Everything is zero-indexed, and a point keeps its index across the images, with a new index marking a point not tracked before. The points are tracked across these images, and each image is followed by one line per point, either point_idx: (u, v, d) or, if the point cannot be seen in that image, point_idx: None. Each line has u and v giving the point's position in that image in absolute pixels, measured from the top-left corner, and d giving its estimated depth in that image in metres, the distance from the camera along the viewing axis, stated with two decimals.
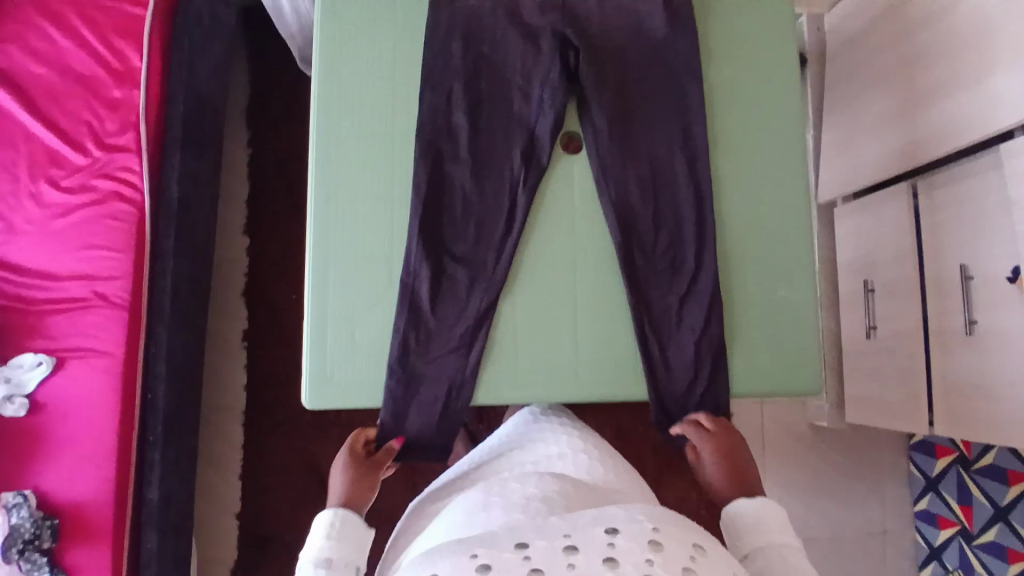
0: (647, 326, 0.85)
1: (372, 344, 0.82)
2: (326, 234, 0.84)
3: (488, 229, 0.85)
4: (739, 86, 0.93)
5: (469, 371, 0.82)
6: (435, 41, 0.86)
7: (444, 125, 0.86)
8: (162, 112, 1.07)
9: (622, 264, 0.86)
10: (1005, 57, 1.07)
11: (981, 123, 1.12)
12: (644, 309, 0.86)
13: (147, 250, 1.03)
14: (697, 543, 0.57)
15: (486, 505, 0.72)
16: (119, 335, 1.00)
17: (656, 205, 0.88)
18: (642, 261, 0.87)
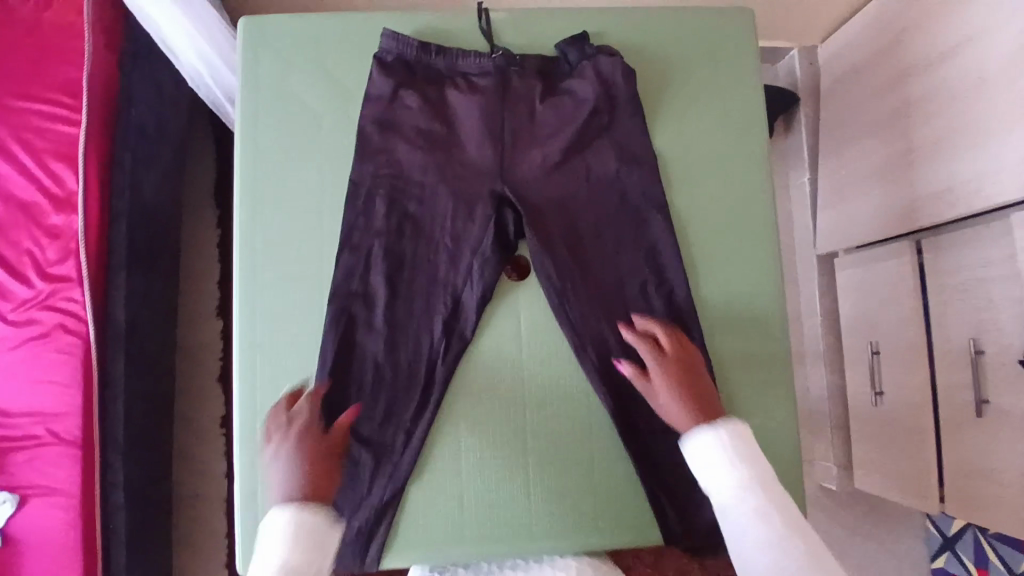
0: (659, 485, 0.77)
1: None
2: (249, 396, 0.78)
3: (395, 407, 0.77)
4: (695, 201, 0.89)
5: (367, 563, 0.76)
6: (357, 198, 0.80)
7: (358, 289, 0.79)
8: (104, 232, 1.03)
9: (618, 420, 0.77)
10: (1014, 118, 0.97)
11: (988, 187, 1.02)
12: (652, 465, 0.77)
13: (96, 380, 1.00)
14: None
15: None
16: (73, 472, 0.98)
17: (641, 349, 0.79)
18: (642, 413, 0.78)
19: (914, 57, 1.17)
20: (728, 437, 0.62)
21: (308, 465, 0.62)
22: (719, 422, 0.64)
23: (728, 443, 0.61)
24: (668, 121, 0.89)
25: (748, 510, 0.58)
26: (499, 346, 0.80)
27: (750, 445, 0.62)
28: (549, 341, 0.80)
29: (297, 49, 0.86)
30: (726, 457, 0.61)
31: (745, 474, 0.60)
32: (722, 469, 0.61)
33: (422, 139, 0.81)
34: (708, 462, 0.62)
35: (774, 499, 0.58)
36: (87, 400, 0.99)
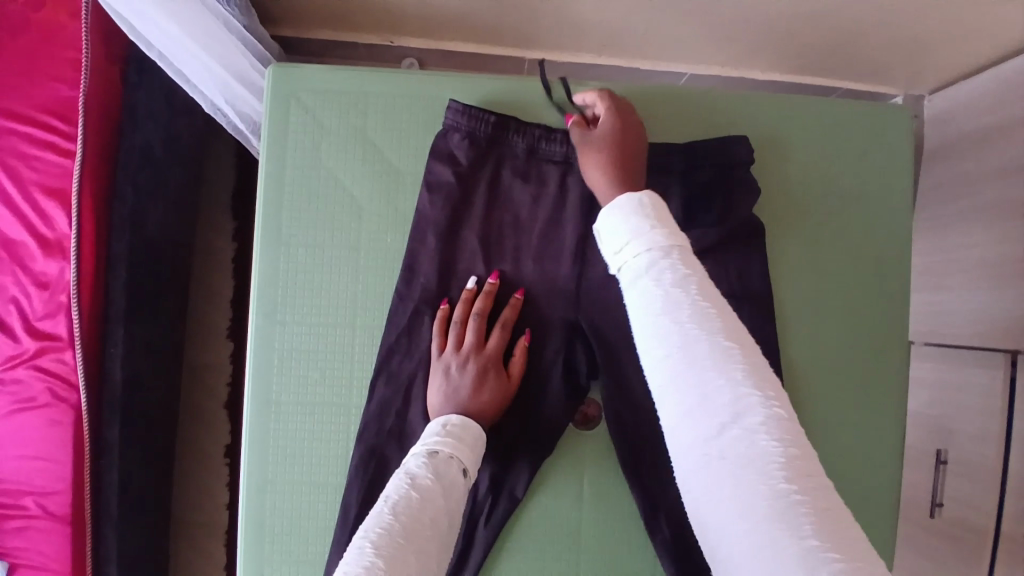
0: None
1: None
2: (260, 534, 0.67)
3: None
4: (820, 332, 0.72)
5: None
6: (401, 315, 0.66)
7: (394, 429, 0.66)
8: (101, 281, 0.88)
9: None
10: None
11: None
12: None
13: (87, 450, 0.88)
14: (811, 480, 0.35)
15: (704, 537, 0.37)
16: (62, 549, 0.87)
17: None
18: None
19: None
20: (646, 204, 0.46)
21: (469, 401, 0.62)
22: (636, 192, 0.47)
23: (643, 214, 0.44)
24: (785, 241, 0.71)
25: (654, 269, 0.42)
26: (551, 507, 0.69)
27: (666, 218, 0.45)
28: (614, 503, 0.69)
29: (337, 110, 0.68)
30: (634, 221, 0.45)
31: (654, 237, 0.44)
32: (626, 232, 0.45)
33: (487, 251, 0.67)
34: (615, 234, 0.46)
35: (689, 261, 0.43)
36: (79, 473, 0.88)
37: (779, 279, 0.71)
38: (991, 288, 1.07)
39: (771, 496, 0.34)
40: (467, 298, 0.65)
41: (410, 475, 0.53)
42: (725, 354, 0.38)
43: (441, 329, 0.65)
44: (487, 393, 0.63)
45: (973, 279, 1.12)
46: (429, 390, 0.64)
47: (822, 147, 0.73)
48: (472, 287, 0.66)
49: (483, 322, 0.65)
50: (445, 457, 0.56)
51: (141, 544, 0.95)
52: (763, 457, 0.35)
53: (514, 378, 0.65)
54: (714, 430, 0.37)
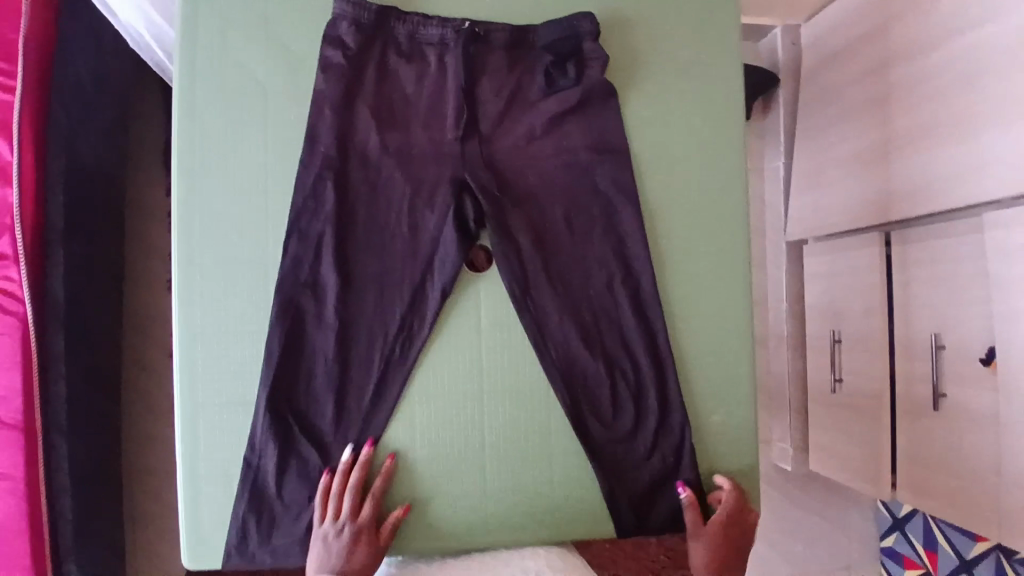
0: (605, 476, 0.78)
1: (219, 518, 0.74)
2: (194, 385, 0.75)
3: (349, 407, 0.74)
4: (673, 179, 0.83)
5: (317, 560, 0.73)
6: (307, 179, 0.76)
7: (308, 280, 0.75)
8: (41, 204, 0.96)
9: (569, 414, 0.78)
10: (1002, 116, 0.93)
11: (964, 188, 1.00)
12: (602, 459, 0.79)
13: (35, 362, 0.95)
14: None
15: None
16: (16, 457, 0.94)
17: (600, 344, 0.79)
18: (595, 417, 0.78)
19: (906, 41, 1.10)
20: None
21: (345, 548, 0.71)
22: None
23: None
24: (636, 102, 0.83)
25: None
26: (454, 347, 0.77)
27: None
28: (511, 336, 0.78)
29: (237, 8, 0.77)
30: None
31: None
32: None
33: (381, 122, 0.77)
34: None
35: None
36: (29, 384, 0.94)
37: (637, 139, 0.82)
38: (859, 176, 1.21)
39: None
40: (345, 468, 0.73)
41: None
42: None
43: (323, 503, 0.73)
44: (357, 559, 0.72)
45: (845, 171, 1.25)
46: (310, 546, 0.73)
47: (667, 25, 0.84)
48: (349, 459, 0.73)
49: (359, 493, 0.73)
50: None
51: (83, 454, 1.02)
52: None
53: (385, 546, 0.74)
54: None
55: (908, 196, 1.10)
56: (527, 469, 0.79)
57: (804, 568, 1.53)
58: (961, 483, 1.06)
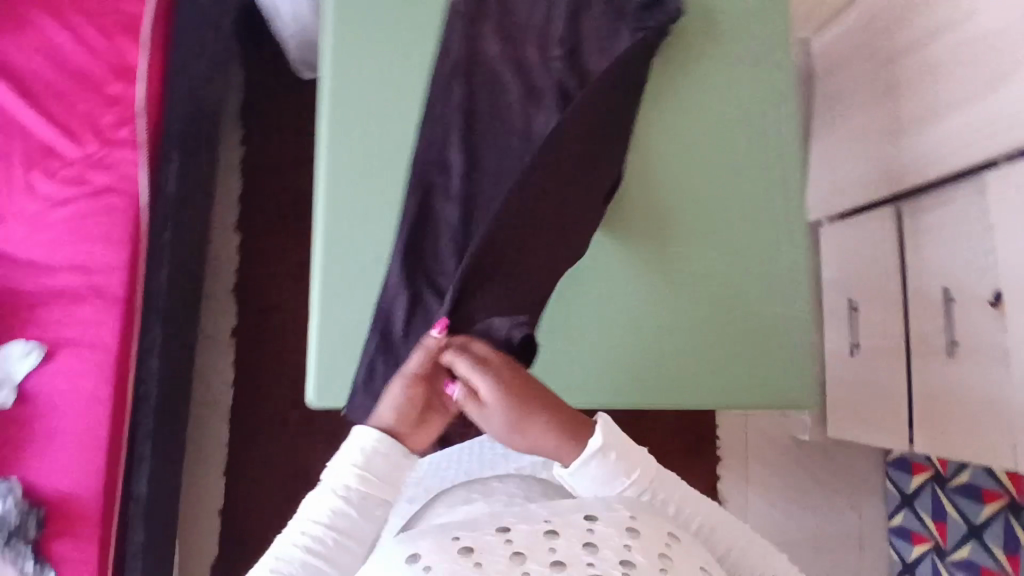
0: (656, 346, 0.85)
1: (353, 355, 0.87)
2: (335, 244, 0.89)
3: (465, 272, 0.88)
4: (726, 120, 1.03)
5: None
6: (438, 81, 0.91)
7: (437, 163, 0.90)
8: (161, 108, 1.09)
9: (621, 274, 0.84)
10: (994, 83, 1.08)
11: (964, 152, 1.15)
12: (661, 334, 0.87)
13: (143, 244, 1.04)
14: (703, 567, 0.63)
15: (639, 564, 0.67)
16: (113, 328, 1.01)
17: None
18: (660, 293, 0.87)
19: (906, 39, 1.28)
20: (610, 458, 0.68)
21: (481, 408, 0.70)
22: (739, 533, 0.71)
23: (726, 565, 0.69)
24: (697, 62, 1.05)
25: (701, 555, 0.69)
26: (555, 229, 0.91)
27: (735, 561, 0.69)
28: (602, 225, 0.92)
29: None
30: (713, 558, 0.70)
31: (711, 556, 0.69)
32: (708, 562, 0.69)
33: (498, 42, 0.93)
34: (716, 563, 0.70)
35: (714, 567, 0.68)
36: (134, 261, 1.03)
37: (686, 81, 1.03)
38: (872, 159, 1.37)
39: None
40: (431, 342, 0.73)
41: (333, 510, 0.65)
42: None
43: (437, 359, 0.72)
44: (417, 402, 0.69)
45: (858, 156, 1.42)
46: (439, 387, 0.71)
47: None
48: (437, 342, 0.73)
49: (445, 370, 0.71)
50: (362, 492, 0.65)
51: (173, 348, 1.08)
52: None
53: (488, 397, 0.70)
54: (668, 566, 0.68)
55: (918, 165, 1.25)
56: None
57: (825, 544, 1.57)
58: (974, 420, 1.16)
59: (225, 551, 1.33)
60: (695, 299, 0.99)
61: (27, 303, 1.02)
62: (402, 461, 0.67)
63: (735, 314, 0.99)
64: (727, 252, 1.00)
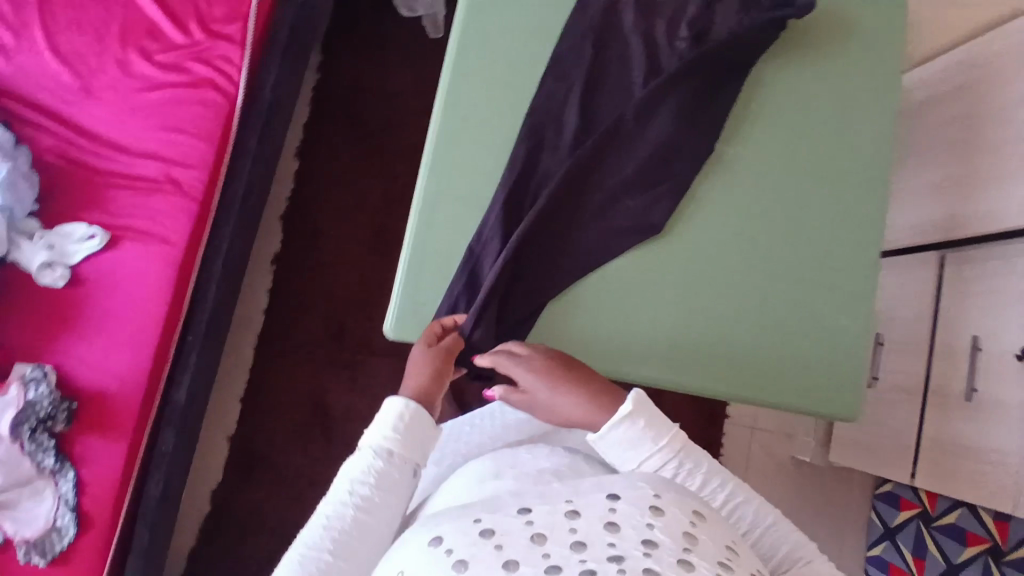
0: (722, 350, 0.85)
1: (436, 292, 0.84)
2: (440, 176, 0.87)
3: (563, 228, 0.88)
4: (841, 125, 0.99)
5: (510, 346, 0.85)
6: (571, 37, 0.90)
7: (552, 118, 0.89)
8: (270, 15, 1.05)
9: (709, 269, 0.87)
10: None
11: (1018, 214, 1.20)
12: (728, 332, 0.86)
13: (229, 148, 1.01)
14: (730, 545, 0.56)
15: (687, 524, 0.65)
16: (185, 226, 0.98)
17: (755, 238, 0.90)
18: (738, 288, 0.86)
19: (978, 99, 1.31)
20: (642, 423, 0.69)
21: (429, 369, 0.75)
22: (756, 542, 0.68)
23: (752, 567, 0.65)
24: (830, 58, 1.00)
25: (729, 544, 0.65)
26: (663, 206, 0.91)
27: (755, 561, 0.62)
28: (701, 212, 0.93)
29: None
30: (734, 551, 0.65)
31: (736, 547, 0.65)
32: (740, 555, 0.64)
33: (637, 10, 0.92)
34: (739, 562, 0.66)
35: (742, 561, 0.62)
36: (217, 163, 1.00)
37: (815, 80, 0.98)
38: (929, 206, 1.42)
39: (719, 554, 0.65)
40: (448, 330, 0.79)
41: (366, 480, 0.66)
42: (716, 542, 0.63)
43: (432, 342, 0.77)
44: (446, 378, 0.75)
45: (916, 201, 1.47)
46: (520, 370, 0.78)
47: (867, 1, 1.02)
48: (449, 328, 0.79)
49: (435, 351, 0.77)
50: (396, 459, 0.67)
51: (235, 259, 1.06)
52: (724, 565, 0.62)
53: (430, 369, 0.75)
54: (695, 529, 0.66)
55: (973, 219, 1.30)
56: (699, 319, 0.92)
57: None
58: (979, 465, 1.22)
59: (232, 474, 1.31)
60: (788, 306, 0.94)
61: (100, 184, 0.99)
62: (428, 434, 0.69)
63: (825, 328, 0.95)
64: (828, 264, 0.96)
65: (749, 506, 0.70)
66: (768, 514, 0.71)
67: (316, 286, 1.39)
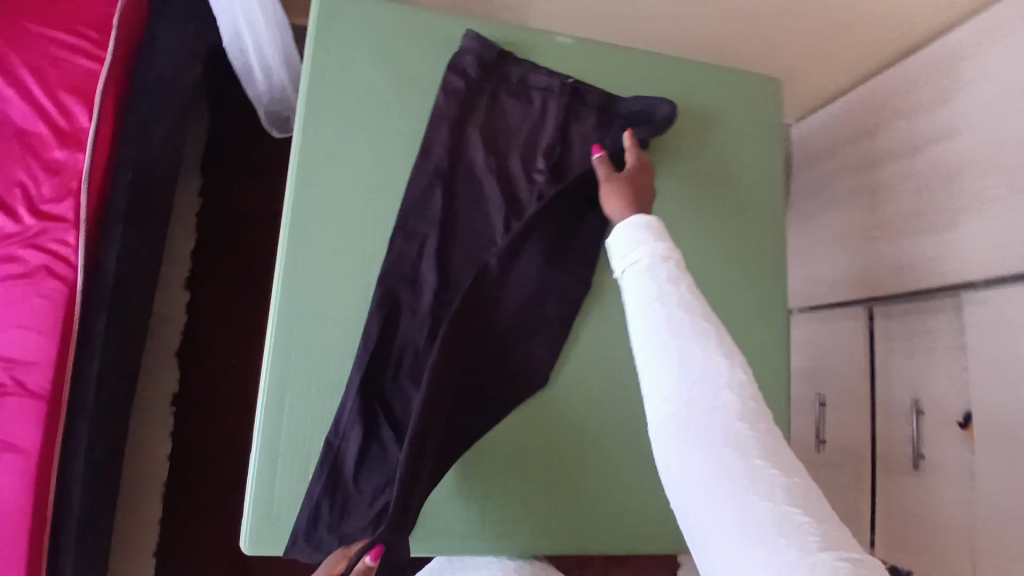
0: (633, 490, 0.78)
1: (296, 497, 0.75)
2: (286, 360, 0.77)
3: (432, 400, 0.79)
4: (724, 227, 0.94)
5: None
6: (417, 185, 0.83)
7: (408, 276, 0.81)
8: (107, 180, 0.99)
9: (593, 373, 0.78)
10: (971, 210, 1.07)
11: (929, 270, 1.16)
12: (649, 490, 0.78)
13: (75, 335, 0.93)
14: None
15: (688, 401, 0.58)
16: (34, 431, 0.89)
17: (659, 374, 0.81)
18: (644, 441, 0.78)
19: (883, 146, 1.28)
20: (647, 225, 0.70)
21: None
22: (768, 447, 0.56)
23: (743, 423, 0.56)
24: (700, 162, 0.95)
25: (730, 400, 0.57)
26: (541, 354, 0.84)
27: (779, 458, 0.55)
28: (581, 346, 0.86)
29: (366, 30, 0.86)
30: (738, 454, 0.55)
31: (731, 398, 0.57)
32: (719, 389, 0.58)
33: (484, 146, 0.86)
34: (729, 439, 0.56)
35: (751, 418, 0.57)
36: (63, 354, 0.91)
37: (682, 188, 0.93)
38: (851, 259, 1.37)
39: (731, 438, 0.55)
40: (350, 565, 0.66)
41: None
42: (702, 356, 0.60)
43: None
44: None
45: (834, 253, 1.42)
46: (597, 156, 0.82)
47: (726, 96, 0.98)
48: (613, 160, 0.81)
49: None
50: None
51: (100, 443, 0.97)
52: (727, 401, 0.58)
53: None
54: (697, 400, 0.58)
55: (896, 273, 1.24)
56: (598, 467, 0.84)
57: None
58: (932, 539, 1.15)
59: None
60: None
61: None
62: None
63: None
64: None
65: (730, 370, 0.59)
66: (751, 390, 0.58)
67: (221, 427, 1.29)
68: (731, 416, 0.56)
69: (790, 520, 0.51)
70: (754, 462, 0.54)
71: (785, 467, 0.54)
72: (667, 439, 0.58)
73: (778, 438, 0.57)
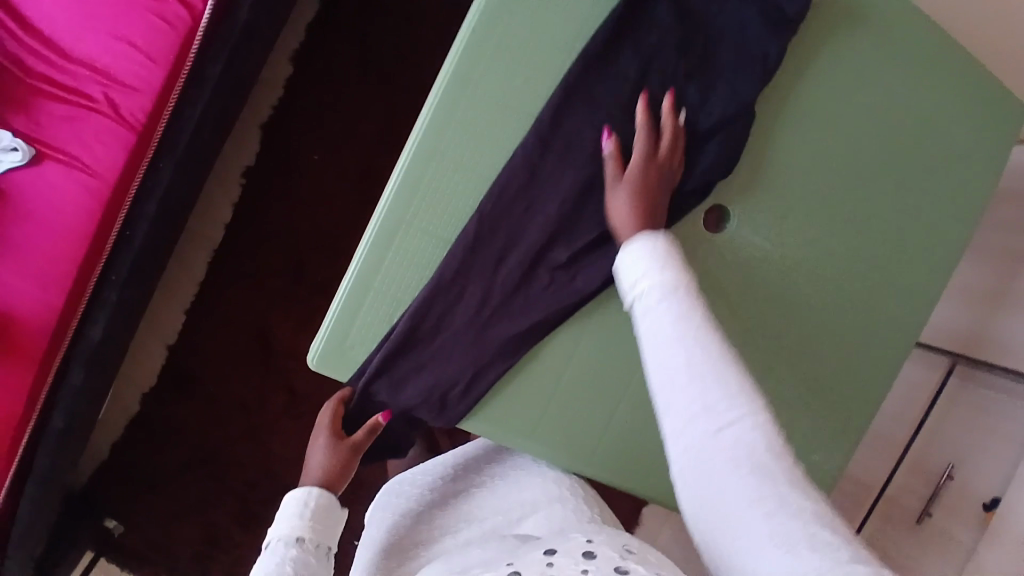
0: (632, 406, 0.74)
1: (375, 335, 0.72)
2: (411, 196, 0.70)
3: (512, 305, 0.73)
4: None
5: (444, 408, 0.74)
6: (611, 53, 0.71)
7: (560, 151, 0.71)
8: None
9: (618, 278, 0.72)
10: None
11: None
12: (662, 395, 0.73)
13: (183, 71, 0.86)
14: None
15: (701, 443, 0.51)
16: (117, 157, 0.85)
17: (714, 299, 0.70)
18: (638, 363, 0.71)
19: None
20: (658, 248, 0.61)
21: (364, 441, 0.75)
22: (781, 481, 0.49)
23: (758, 462, 0.49)
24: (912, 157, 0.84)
25: (747, 432, 0.50)
26: None
27: (793, 486, 0.48)
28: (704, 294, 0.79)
29: None
30: (757, 496, 0.48)
31: (753, 422, 0.50)
32: (736, 416, 0.50)
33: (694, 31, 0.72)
34: (743, 483, 0.49)
35: (773, 448, 0.49)
36: (166, 86, 0.85)
37: (889, 177, 0.80)
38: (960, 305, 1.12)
39: (749, 476, 0.48)
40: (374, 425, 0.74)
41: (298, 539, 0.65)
42: (722, 366, 0.52)
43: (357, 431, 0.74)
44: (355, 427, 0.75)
45: None
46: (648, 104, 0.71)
47: None
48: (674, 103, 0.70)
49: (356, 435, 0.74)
50: (310, 543, 0.65)
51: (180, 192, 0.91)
52: (748, 435, 0.50)
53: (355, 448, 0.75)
54: (716, 431, 0.50)
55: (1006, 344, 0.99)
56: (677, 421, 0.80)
57: None
58: None
59: (153, 399, 1.23)
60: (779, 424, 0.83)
61: (30, 88, 0.85)
62: (337, 516, 0.69)
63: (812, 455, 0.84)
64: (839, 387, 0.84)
65: (746, 405, 0.50)
66: (764, 413, 0.51)
67: (285, 213, 1.24)
68: (750, 456, 0.49)
69: (826, 545, 0.45)
70: (783, 502, 0.47)
71: (813, 500, 0.48)
72: (685, 493, 0.52)
73: (800, 469, 0.49)
